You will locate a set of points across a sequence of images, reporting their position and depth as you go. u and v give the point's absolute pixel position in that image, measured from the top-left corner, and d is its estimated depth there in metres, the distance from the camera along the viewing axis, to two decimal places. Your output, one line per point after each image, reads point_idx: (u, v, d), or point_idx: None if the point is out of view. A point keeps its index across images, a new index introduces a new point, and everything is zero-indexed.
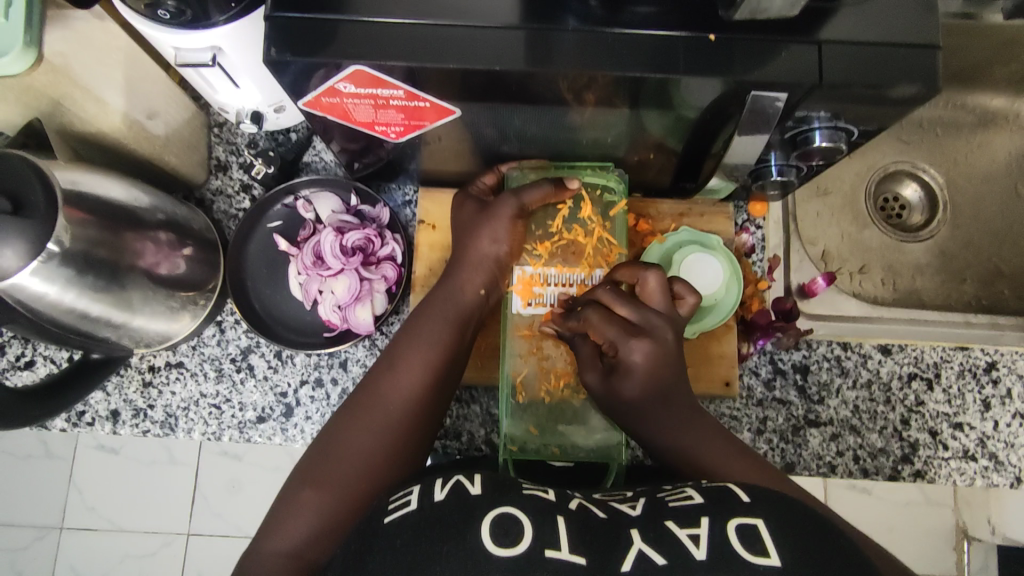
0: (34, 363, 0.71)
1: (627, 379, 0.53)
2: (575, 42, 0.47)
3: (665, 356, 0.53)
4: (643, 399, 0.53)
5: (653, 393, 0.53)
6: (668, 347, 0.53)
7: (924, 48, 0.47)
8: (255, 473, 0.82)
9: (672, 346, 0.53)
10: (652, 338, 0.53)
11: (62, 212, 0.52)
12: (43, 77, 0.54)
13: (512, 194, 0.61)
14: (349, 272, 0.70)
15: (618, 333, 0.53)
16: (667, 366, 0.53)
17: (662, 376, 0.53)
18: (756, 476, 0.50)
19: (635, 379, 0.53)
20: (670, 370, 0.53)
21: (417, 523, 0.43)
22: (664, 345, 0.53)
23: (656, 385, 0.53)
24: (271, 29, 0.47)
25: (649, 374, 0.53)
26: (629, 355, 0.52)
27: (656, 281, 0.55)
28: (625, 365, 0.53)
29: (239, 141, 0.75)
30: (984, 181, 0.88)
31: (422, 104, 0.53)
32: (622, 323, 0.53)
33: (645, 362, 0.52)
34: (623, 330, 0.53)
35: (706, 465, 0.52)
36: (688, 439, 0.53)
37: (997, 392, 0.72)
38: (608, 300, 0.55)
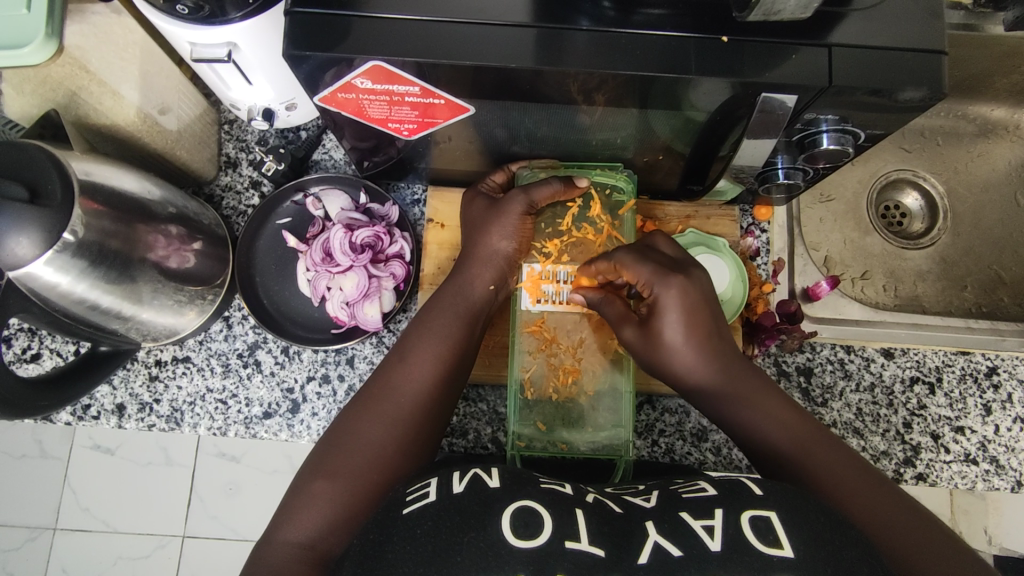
0: (40, 356, 0.71)
1: (670, 323, 0.54)
2: (590, 41, 0.48)
3: (705, 303, 0.54)
4: (691, 351, 0.54)
5: (697, 345, 0.54)
6: (702, 287, 0.55)
7: (931, 54, 0.48)
8: (253, 475, 0.83)
9: (708, 287, 0.56)
10: (687, 280, 0.55)
11: (78, 202, 0.52)
12: (61, 68, 0.54)
13: (522, 191, 0.62)
14: (358, 268, 0.70)
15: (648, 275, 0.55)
16: (702, 314, 0.54)
17: (706, 324, 0.54)
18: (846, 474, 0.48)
19: (676, 324, 0.53)
20: (715, 318, 0.55)
21: (436, 510, 0.43)
22: (704, 286, 0.55)
23: (699, 338, 0.54)
24: (290, 24, 0.48)
25: (695, 318, 0.54)
26: (666, 299, 0.54)
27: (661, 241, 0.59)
28: (659, 310, 0.54)
29: (249, 139, 0.76)
30: (985, 191, 0.89)
31: (437, 101, 0.53)
32: (659, 267, 0.55)
33: (683, 301, 0.54)
34: (658, 271, 0.55)
35: (766, 439, 0.52)
36: (749, 407, 0.53)
37: (999, 396, 0.73)
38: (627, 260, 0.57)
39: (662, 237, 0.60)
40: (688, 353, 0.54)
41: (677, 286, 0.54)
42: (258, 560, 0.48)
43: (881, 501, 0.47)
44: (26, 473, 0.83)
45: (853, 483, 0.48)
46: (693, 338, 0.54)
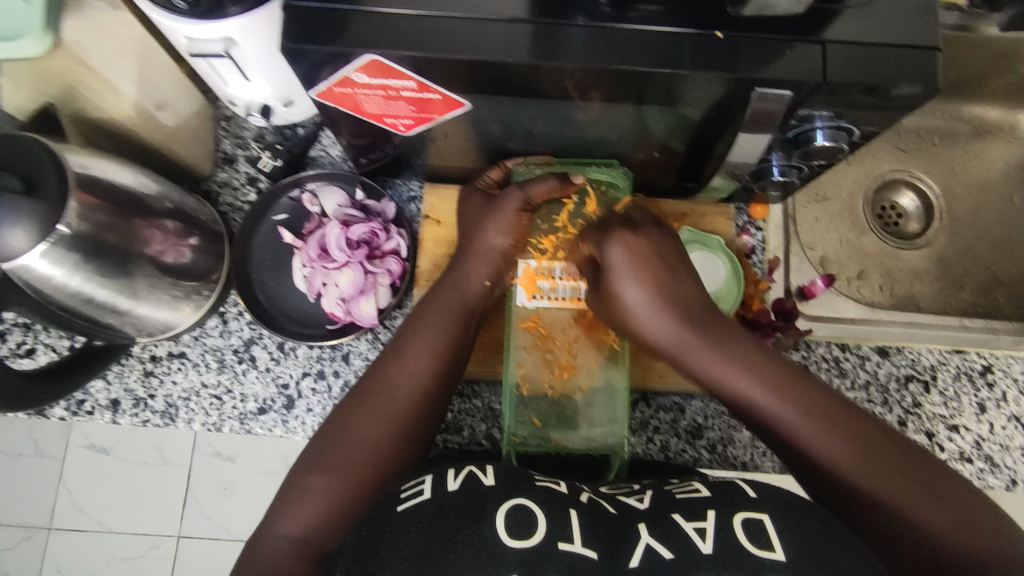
0: (36, 351, 0.71)
1: (622, 282, 0.56)
2: (585, 37, 0.48)
3: (655, 258, 0.57)
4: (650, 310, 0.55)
5: (656, 303, 0.55)
6: (652, 243, 0.58)
7: (924, 51, 0.48)
8: (246, 475, 0.82)
9: (659, 242, 0.58)
10: (634, 236, 0.57)
11: (74, 195, 0.52)
12: (59, 61, 0.54)
13: (518, 186, 0.62)
14: (354, 264, 0.70)
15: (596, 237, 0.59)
16: (655, 268, 0.56)
17: (656, 276, 0.56)
18: (829, 439, 0.45)
19: (628, 284, 0.56)
20: (669, 269, 0.57)
21: (431, 509, 0.43)
22: (655, 240, 0.58)
23: (655, 295, 0.55)
24: (288, 18, 0.48)
25: (646, 277, 0.56)
26: (610, 257, 0.57)
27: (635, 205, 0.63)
28: (611, 273, 0.57)
29: (247, 135, 0.76)
30: (980, 191, 0.89)
31: (433, 96, 0.54)
32: (603, 229, 0.59)
33: (626, 256, 0.56)
34: (603, 233, 0.58)
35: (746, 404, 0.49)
36: (723, 367, 0.51)
37: (994, 395, 0.73)
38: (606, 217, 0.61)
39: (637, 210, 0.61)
40: (648, 310, 0.55)
41: (622, 244, 0.57)
42: (252, 555, 0.48)
43: (869, 464, 0.44)
44: None
45: (835, 447, 0.45)
46: (650, 296, 0.55)
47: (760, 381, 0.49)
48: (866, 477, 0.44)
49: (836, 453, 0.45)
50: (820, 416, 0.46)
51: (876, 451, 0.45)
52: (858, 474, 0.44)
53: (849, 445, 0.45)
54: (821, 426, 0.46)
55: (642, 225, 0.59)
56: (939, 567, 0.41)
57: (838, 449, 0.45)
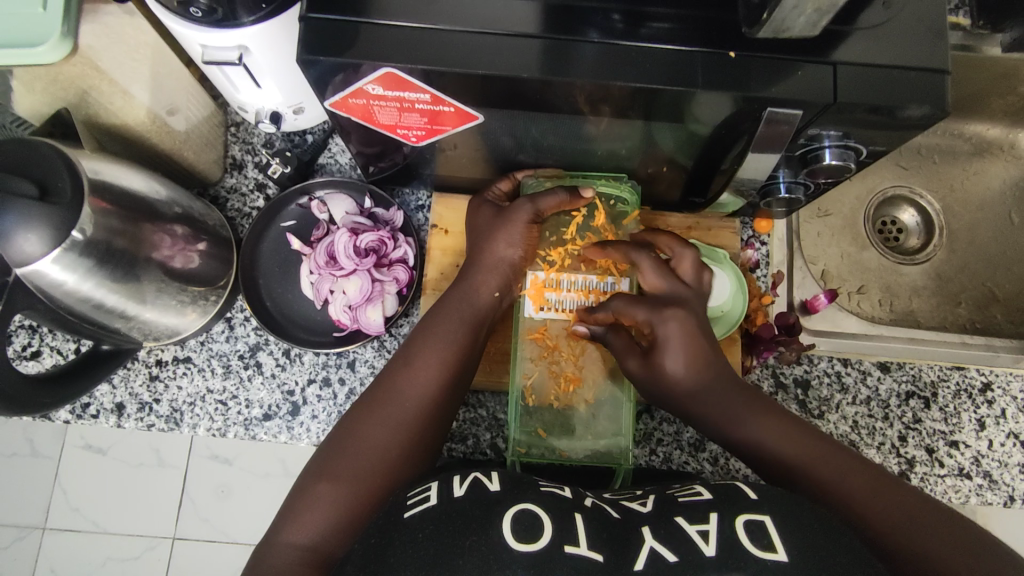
0: (41, 353, 0.71)
1: (667, 354, 0.56)
2: (598, 54, 0.49)
3: (698, 328, 0.57)
4: (688, 379, 0.56)
5: (696, 373, 0.56)
6: (697, 316, 0.58)
7: (931, 75, 0.49)
8: (246, 478, 0.82)
9: (701, 316, 0.58)
10: (686, 311, 0.57)
11: (87, 201, 0.52)
12: (73, 67, 0.55)
13: (528, 199, 0.63)
14: (362, 272, 0.70)
15: (647, 312, 0.57)
16: (699, 340, 0.56)
17: (698, 347, 0.56)
18: (852, 476, 0.48)
19: (675, 357, 0.56)
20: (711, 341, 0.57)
21: (439, 516, 0.43)
22: (695, 309, 0.58)
23: (696, 367, 0.56)
24: (304, 30, 0.48)
25: (684, 349, 0.56)
26: (663, 329, 0.56)
27: (691, 258, 0.60)
28: (659, 343, 0.56)
29: (255, 141, 0.77)
30: (980, 208, 0.90)
31: (446, 109, 0.54)
32: (653, 304, 0.57)
33: (680, 333, 0.56)
34: (654, 308, 0.57)
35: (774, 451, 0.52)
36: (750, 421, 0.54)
37: (992, 412, 0.74)
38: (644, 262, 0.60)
39: (652, 262, 0.60)
40: (687, 377, 0.56)
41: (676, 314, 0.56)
42: (259, 563, 0.48)
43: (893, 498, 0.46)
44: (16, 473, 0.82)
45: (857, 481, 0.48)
46: (689, 362, 0.55)
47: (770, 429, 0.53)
48: (873, 501, 0.46)
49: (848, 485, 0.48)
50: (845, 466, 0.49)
51: (900, 500, 0.46)
52: (861, 498, 0.47)
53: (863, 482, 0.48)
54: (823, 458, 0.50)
55: (689, 296, 0.59)
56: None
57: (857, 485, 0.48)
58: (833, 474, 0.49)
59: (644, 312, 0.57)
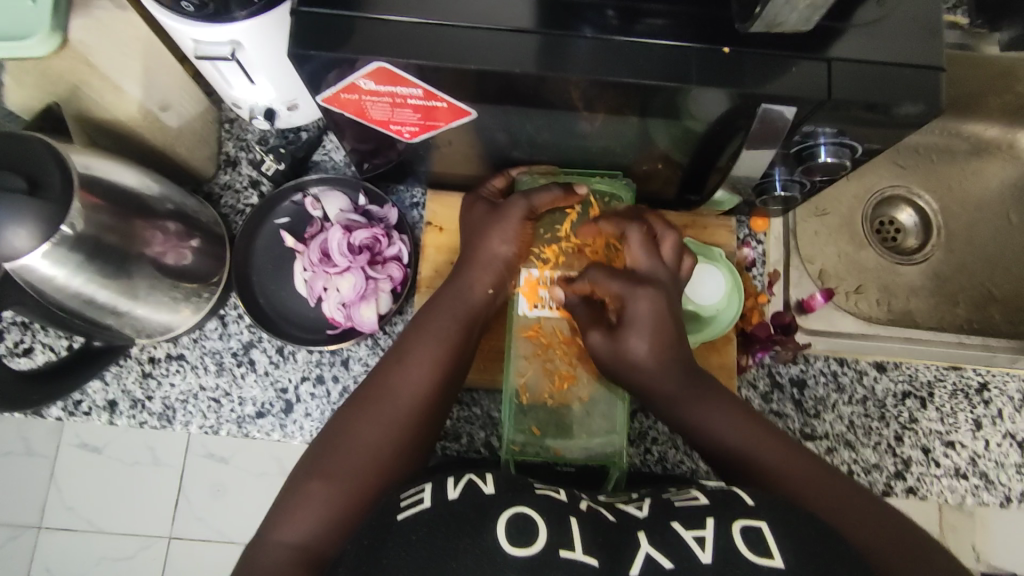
0: (33, 350, 0.71)
1: (635, 335, 0.54)
2: (592, 49, 0.48)
3: (672, 312, 0.55)
4: (654, 362, 0.54)
5: (661, 359, 0.54)
6: (670, 296, 0.56)
7: (926, 72, 0.48)
8: (239, 476, 0.82)
9: (674, 295, 0.56)
10: (658, 289, 0.54)
11: (78, 196, 0.52)
12: (65, 61, 0.54)
13: (523, 196, 0.62)
14: (355, 269, 0.70)
15: (623, 284, 0.55)
16: (670, 326, 0.54)
17: (670, 337, 0.54)
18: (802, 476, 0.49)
19: (642, 339, 0.54)
20: (681, 327, 0.55)
21: (431, 519, 0.43)
22: (670, 290, 0.56)
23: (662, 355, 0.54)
24: (295, 24, 0.48)
25: (654, 332, 0.54)
26: (635, 307, 0.54)
27: (673, 239, 0.59)
28: (625, 322, 0.54)
29: (250, 138, 0.76)
30: (977, 208, 0.90)
31: (439, 105, 0.54)
32: (628, 278, 0.55)
33: (653, 313, 0.54)
34: (629, 283, 0.55)
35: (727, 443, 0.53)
36: (710, 413, 0.54)
37: (989, 412, 0.73)
38: (634, 239, 0.58)
39: (639, 233, 0.58)
40: (654, 363, 0.54)
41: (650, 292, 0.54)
42: (250, 561, 0.48)
43: (838, 494, 0.48)
44: None
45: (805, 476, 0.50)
46: (657, 349, 0.54)
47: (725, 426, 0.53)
48: (824, 503, 0.48)
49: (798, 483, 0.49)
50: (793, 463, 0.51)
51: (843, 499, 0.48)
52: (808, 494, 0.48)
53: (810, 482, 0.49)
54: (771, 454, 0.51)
55: (666, 278, 0.56)
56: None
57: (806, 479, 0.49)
58: (783, 469, 0.50)
59: (619, 287, 0.55)
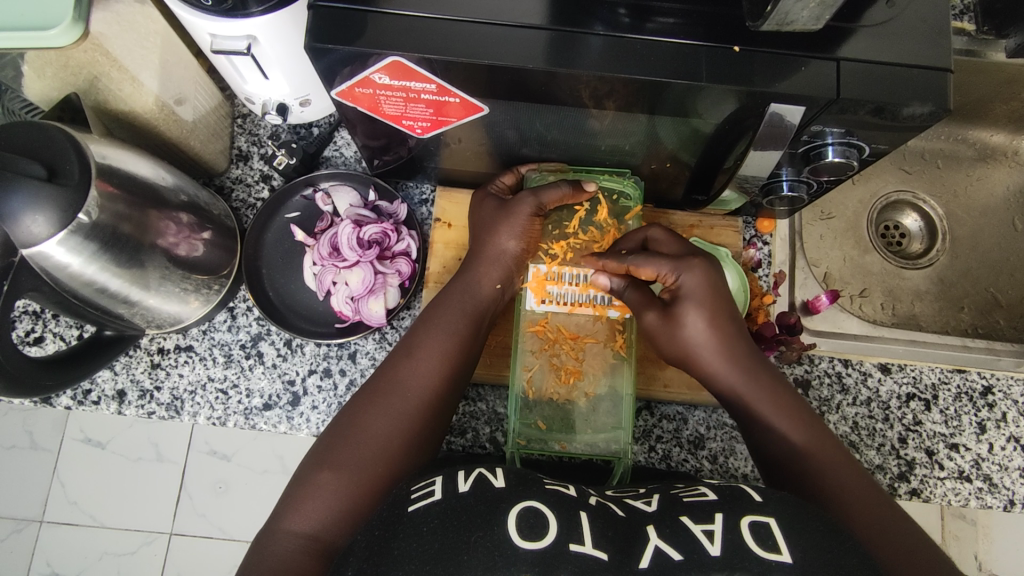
0: (44, 339, 0.72)
1: (690, 310, 0.58)
2: (603, 46, 0.49)
3: (723, 300, 0.58)
4: (704, 336, 0.57)
5: (717, 337, 0.57)
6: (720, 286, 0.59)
7: (934, 73, 0.49)
8: (244, 474, 0.83)
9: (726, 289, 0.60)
10: (710, 270, 0.59)
11: (94, 184, 0.53)
12: (84, 52, 0.55)
13: (531, 193, 0.63)
14: (364, 264, 0.70)
15: (669, 262, 0.59)
16: (723, 308, 0.58)
17: (725, 319, 0.58)
18: (840, 477, 0.51)
19: (697, 314, 0.57)
20: (733, 317, 0.58)
21: (443, 510, 0.43)
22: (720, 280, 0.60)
23: (719, 331, 0.57)
24: (312, 18, 0.49)
25: (712, 310, 0.58)
26: (688, 285, 0.58)
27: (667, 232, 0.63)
28: (682, 296, 0.58)
29: (262, 133, 0.77)
30: (982, 214, 0.90)
31: (452, 100, 0.54)
32: (679, 258, 0.59)
33: (705, 294, 0.58)
34: (679, 261, 0.59)
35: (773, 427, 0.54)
36: (760, 399, 0.56)
37: (994, 415, 0.74)
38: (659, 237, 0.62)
39: (660, 232, 0.62)
40: (707, 340, 0.57)
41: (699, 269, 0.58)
42: (259, 550, 0.48)
43: (874, 511, 0.49)
44: (12, 463, 0.81)
45: (845, 481, 0.51)
46: (712, 327, 0.57)
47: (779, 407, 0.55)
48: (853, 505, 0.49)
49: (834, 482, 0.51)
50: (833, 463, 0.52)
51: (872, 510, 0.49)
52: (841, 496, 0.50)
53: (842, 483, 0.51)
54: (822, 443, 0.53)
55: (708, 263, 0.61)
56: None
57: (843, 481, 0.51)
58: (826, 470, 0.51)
59: (667, 264, 0.59)
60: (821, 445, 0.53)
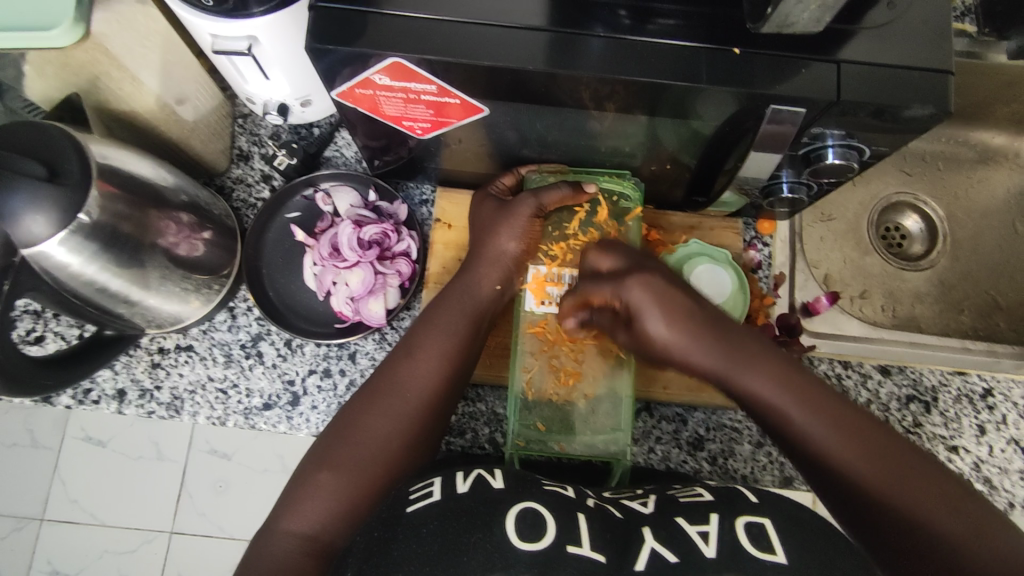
0: (44, 339, 0.72)
1: (648, 318, 0.52)
2: (604, 48, 0.49)
3: (677, 294, 0.53)
4: (672, 340, 0.51)
5: (684, 334, 0.51)
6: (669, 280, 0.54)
7: (935, 76, 0.49)
8: (244, 473, 0.82)
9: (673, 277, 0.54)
10: (650, 275, 0.53)
11: (95, 184, 0.53)
12: (85, 52, 0.55)
13: (531, 194, 0.63)
14: (364, 264, 0.71)
15: (612, 286, 0.54)
16: (679, 303, 0.52)
17: (687, 313, 0.52)
18: (856, 449, 0.46)
19: (657, 319, 0.52)
20: (696, 303, 0.53)
21: (442, 510, 0.43)
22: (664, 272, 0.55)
23: (686, 328, 0.51)
24: (313, 19, 0.49)
25: (669, 309, 0.52)
26: (634, 299, 0.53)
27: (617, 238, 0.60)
28: (634, 309, 0.53)
29: (262, 133, 0.77)
30: (983, 215, 0.90)
31: (452, 101, 0.54)
32: (616, 277, 0.55)
33: (655, 301, 0.52)
34: (617, 280, 0.54)
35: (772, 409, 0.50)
36: (752, 380, 0.50)
37: (994, 418, 0.74)
38: (594, 253, 0.58)
39: (595, 249, 0.58)
40: (677, 340, 0.51)
41: (642, 281, 0.53)
42: (258, 550, 0.48)
43: (902, 474, 0.45)
44: None
45: (863, 452, 0.46)
46: (675, 327, 0.51)
47: (794, 400, 0.49)
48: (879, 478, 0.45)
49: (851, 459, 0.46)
50: (846, 428, 0.47)
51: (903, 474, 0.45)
52: (867, 476, 0.46)
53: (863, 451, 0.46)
54: (852, 439, 0.47)
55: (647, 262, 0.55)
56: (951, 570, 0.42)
57: (859, 455, 0.46)
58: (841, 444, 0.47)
59: (610, 285, 0.55)
60: (824, 414, 0.48)
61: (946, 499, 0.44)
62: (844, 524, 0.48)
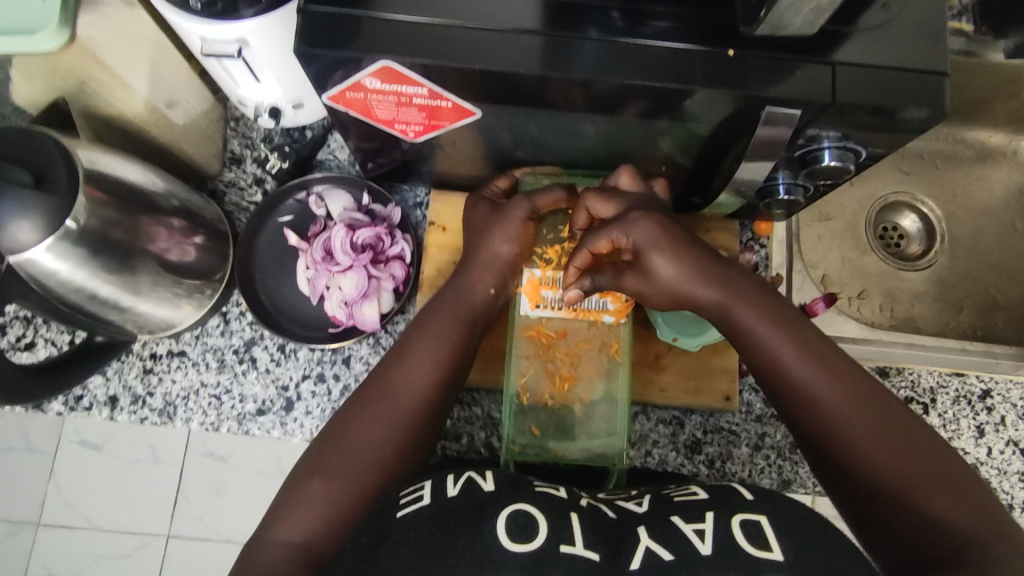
0: (35, 345, 0.71)
1: (653, 256, 0.55)
2: (596, 50, 0.48)
3: (680, 237, 0.56)
4: (675, 278, 0.55)
5: (686, 271, 0.55)
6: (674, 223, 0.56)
7: (931, 76, 0.49)
8: (240, 476, 0.82)
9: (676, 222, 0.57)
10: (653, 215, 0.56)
11: (82, 189, 0.52)
12: (72, 56, 0.54)
13: (525, 196, 0.62)
14: (358, 268, 0.70)
15: (614, 227, 0.56)
16: (682, 243, 0.55)
17: (690, 253, 0.55)
18: (837, 388, 0.49)
19: (660, 257, 0.55)
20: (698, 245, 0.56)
21: (432, 515, 0.43)
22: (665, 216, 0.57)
23: (689, 265, 0.55)
24: (303, 22, 0.48)
25: (673, 249, 0.55)
26: (640, 240, 0.55)
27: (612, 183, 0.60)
28: (641, 250, 0.56)
29: (255, 136, 0.77)
30: (982, 214, 0.90)
31: (444, 104, 0.54)
32: (620, 221, 0.56)
33: (659, 241, 0.55)
34: (621, 223, 0.56)
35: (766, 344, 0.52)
36: (749, 318, 0.53)
37: (992, 419, 0.73)
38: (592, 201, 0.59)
39: (592, 197, 0.59)
40: (679, 277, 0.55)
41: (645, 222, 0.56)
42: (247, 559, 0.48)
43: (880, 421, 0.48)
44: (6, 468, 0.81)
45: (846, 394, 0.49)
46: (679, 265, 0.55)
47: (802, 346, 0.51)
48: (854, 417, 0.48)
49: (830, 396, 0.49)
50: (834, 369, 0.50)
51: (879, 421, 0.48)
52: (842, 413, 0.49)
53: (844, 391, 0.49)
54: (840, 388, 0.49)
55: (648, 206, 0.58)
56: (908, 509, 0.45)
57: (838, 393, 0.49)
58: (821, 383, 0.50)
59: (613, 229, 0.57)
60: (818, 355, 0.51)
61: (921, 453, 0.47)
62: (811, 459, 0.51)
